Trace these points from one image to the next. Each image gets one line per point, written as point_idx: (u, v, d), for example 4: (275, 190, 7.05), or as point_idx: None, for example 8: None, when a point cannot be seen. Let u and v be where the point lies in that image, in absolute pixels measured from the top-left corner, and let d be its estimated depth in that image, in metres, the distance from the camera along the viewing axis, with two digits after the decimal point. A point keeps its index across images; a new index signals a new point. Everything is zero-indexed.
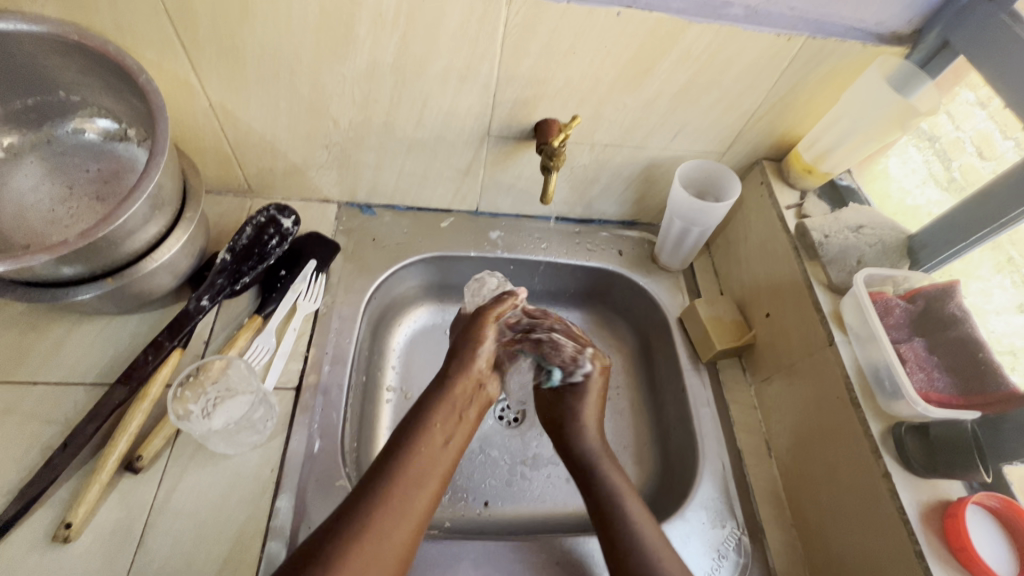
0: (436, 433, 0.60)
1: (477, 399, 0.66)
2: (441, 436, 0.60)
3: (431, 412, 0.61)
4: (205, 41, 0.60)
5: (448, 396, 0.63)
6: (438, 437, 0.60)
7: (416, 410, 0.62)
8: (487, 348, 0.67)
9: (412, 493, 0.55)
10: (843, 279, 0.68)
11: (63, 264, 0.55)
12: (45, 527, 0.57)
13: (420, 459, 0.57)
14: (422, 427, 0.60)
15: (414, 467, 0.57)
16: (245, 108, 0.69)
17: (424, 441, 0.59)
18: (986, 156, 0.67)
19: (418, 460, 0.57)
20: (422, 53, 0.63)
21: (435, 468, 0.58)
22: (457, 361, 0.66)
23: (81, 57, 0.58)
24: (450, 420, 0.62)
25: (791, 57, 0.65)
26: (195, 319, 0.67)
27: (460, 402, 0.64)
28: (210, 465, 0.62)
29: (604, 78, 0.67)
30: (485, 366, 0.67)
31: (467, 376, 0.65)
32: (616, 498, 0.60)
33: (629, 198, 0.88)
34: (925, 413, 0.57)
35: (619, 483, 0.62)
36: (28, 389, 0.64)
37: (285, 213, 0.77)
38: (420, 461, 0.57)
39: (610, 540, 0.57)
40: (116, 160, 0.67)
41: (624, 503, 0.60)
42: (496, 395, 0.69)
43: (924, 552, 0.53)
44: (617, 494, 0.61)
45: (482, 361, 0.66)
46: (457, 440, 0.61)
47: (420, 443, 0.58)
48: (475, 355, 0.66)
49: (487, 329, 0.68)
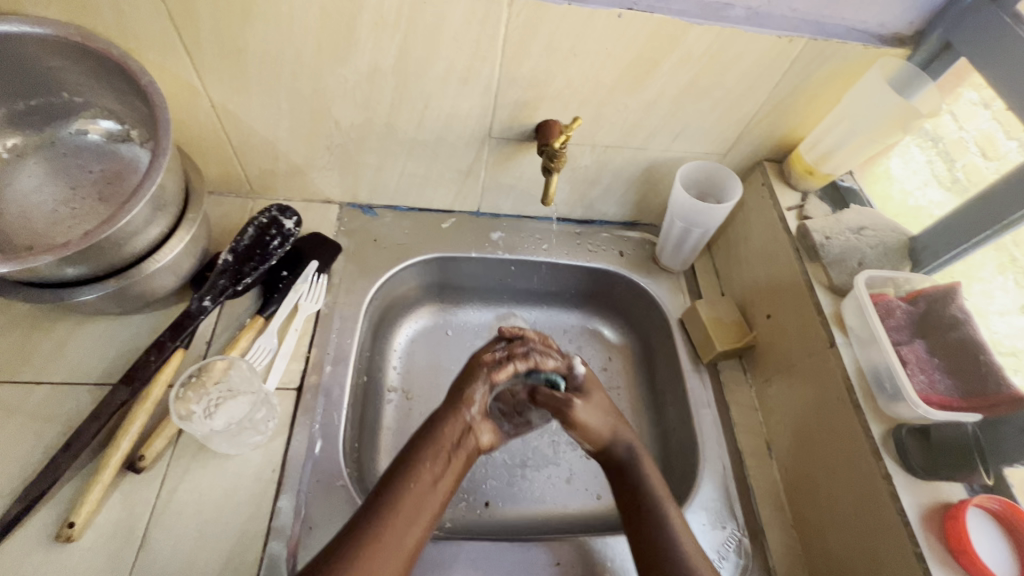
0: (429, 472, 0.57)
1: (465, 445, 0.61)
2: (433, 472, 0.57)
3: (420, 450, 0.58)
4: (207, 43, 0.61)
5: (435, 436, 0.59)
6: (424, 478, 0.56)
7: (404, 452, 0.59)
8: (479, 393, 0.63)
9: (405, 526, 0.53)
10: (844, 281, 0.68)
11: (66, 265, 0.56)
12: (49, 527, 0.57)
13: (405, 500, 0.54)
14: (413, 465, 0.57)
15: (405, 503, 0.54)
16: (246, 110, 0.69)
17: (415, 479, 0.56)
18: (989, 157, 0.67)
19: (412, 496, 0.55)
20: (424, 55, 0.63)
21: (427, 504, 0.55)
22: (448, 403, 0.63)
23: (84, 59, 0.59)
24: (442, 456, 0.58)
25: (792, 59, 0.65)
26: (196, 319, 0.68)
27: (448, 445, 0.59)
28: (212, 465, 0.63)
29: (605, 80, 0.67)
30: (478, 412, 0.63)
31: (455, 418, 0.61)
32: (654, 500, 0.60)
33: (630, 199, 0.88)
34: (926, 415, 0.57)
35: (658, 485, 0.62)
36: (31, 389, 0.64)
37: (287, 214, 0.77)
38: (407, 504, 0.54)
39: (643, 542, 0.58)
40: (119, 161, 0.67)
41: (660, 504, 0.60)
42: (489, 443, 0.63)
43: (925, 554, 0.53)
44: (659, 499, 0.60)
45: (473, 406, 0.62)
46: (450, 476, 0.58)
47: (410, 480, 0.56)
48: (467, 399, 0.63)
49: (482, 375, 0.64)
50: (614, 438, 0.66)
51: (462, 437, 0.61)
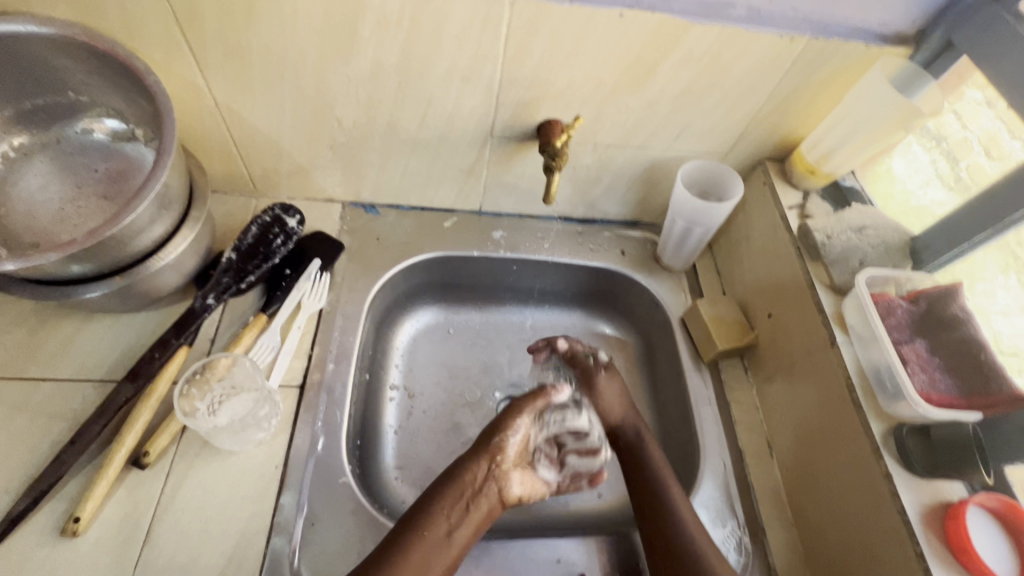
0: (449, 513, 0.59)
1: (488, 493, 0.61)
2: (455, 515, 0.59)
3: (440, 492, 0.60)
4: (212, 42, 0.61)
5: (457, 480, 0.61)
6: (444, 522, 0.58)
7: (427, 494, 0.61)
8: (515, 437, 0.65)
9: (422, 560, 0.55)
10: (846, 280, 0.68)
11: (72, 262, 0.56)
12: (55, 521, 0.57)
13: (421, 544, 0.56)
14: (431, 505, 0.59)
15: (422, 540, 0.56)
16: (250, 109, 0.70)
17: (434, 522, 0.58)
18: (994, 156, 0.67)
19: (430, 538, 0.57)
20: (426, 55, 0.63)
21: (445, 547, 0.57)
22: (477, 447, 0.64)
23: (90, 59, 0.59)
24: (463, 498, 0.60)
25: (794, 58, 0.65)
26: (201, 316, 0.69)
27: (470, 491, 0.61)
28: (215, 462, 0.63)
29: (607, 79, 0.67)
30: (509, 459, 0.64)
31: (479, 463, 0.63)
32: (663, 492, 0.63)
33: (631, 198, 0.88)
34: (926, 414, 0.57)
35: (666, 476, 0.65)
36: (37, 385, 0.65)
37: (290, 212, 0.78)
38: (426, 548, 0.56)
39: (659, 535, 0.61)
40: (124, 160, 0.68)
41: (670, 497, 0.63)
42: (518, 494, 0.64)
43: (925, 553, 0.53)
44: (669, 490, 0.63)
45: (506, 452, 0.64)
46: (473, 521, 0.59)
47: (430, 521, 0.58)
48: (502, 444, 0.64)
49: (522, 415, 0.66)
50: (626, 418, 0.71)
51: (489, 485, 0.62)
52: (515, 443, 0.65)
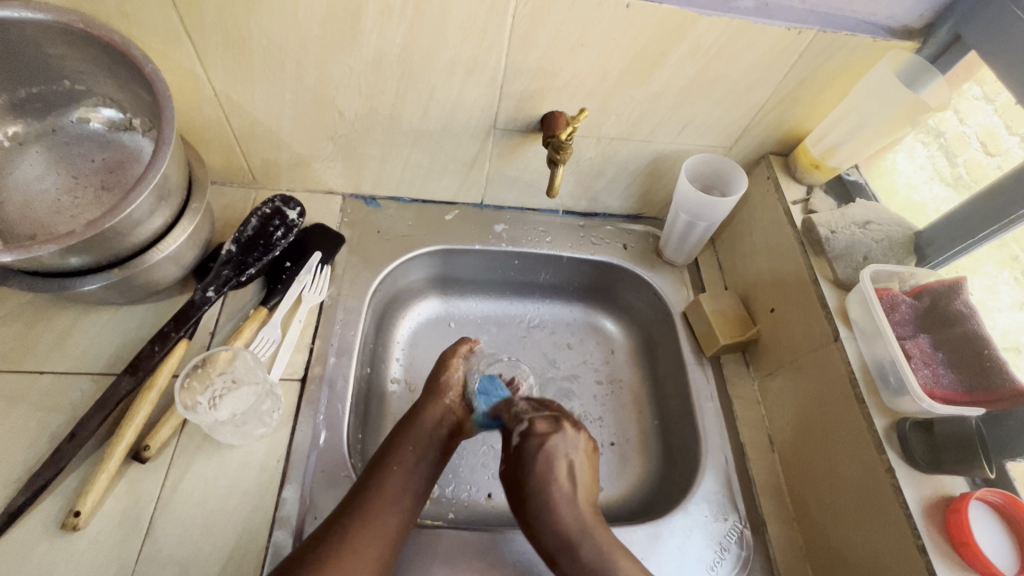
0: (405, 456, 0.64)
1: (449, 425, 0.69)
2: (411, 458, 0.64)
3: (402, 440, 0.65)
4: (211, 30, 0.60)
5: (417, 420, 0.68)
6: (410, 462, 0.64)
7: (392, 437, 0.67)
8: (454, 377, 0.72)
9: (384, 511, 0.59)
10: (849, 275, 0.68)
11: (70, 254, 0.55)
12: (55, 514, 0.57)
13: (387, 491, 0.60)
14: (396, 451, 0.64)
15: (385, 490, 0.60)
16: (250, 99, 0.68)
17: (403, 448, 0.65)
18: (992, 151, 0.68)
19: (401, 465, 0.63)
20: (429, 45, 0.63)
21: (404, 501, 0.61)
22: (428, 392, 0.71)
23: (83, 45, 0.58)
24: (423, 443, 0.66)
25: (800, 51, 0.65)
26: (201, 309, 0.68)
27: (431, 427, 0.67)
28: (217, 456, 0.63)
29: (612, 70, 0.66)
30: (454, 393, 0.71)
31: (436, 404, 0.69)
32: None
33: (634, 192, 0.87)
34: (930, 409, 0.57)
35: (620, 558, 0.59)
36: (35, 377, 0.64)
37: (290, 204, 0.77)
38: (397, 475, 0.62)
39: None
40: (121, 150, 0.67)
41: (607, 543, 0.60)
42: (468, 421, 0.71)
43: (926, 547, 0.54)
44: (584, 546, 0.60)
45: (450, 390, 0.71)
46: (430, 463, 0.66)
47: (390, 466, 0.63)
48: (443, 387, 0.71)
49: (453, 363, 0.73)
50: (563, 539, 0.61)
51: (442, 423, 0.68)
52: (454, 381, 0.72)
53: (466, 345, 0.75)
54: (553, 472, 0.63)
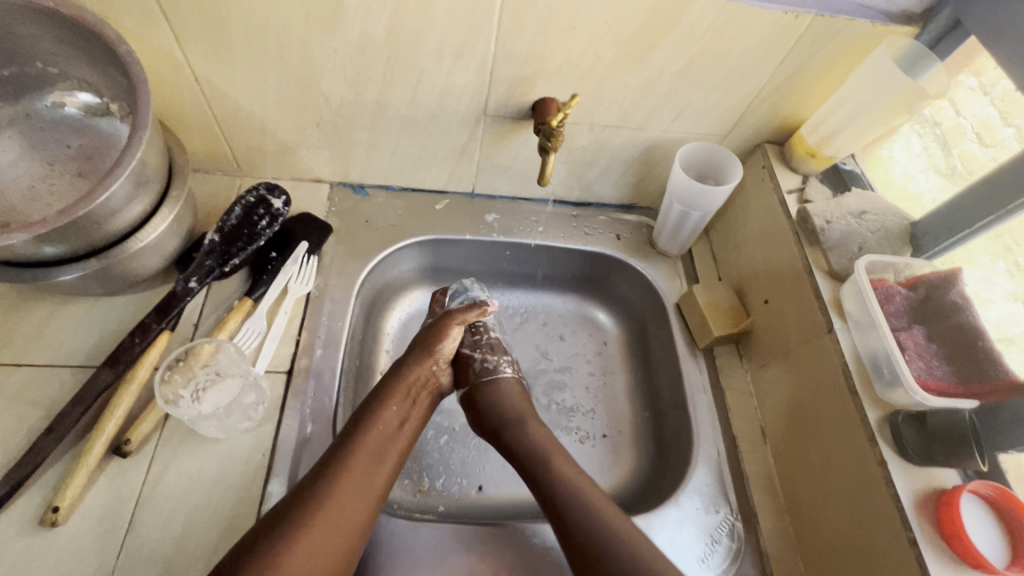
0: (389, 417, 0.63)
1: (429, 389, 0.69)
2: (395, 417, 0.64)
3: (386, 398, 0.65)
4: (189, 11, 0.58)
5: (404, 378, 0.67)
6: (391, 420, 0.63)
7: (373, 396, 0.66)
8: (449, 344, 0.71)
9: (362, 469, 0.58)
10: (844, 266, 0.67)
11: (44, 243, 0.53)
12: (33, 511, 0.56)
13: (366, 445, 0.60)
14: (378, 407, 0.64)
15: (365, 444, 0.60)
16: (232, 83, 0.66)
17: (386, 407, 0.64)
18: (987, 143, 0.66)
19: (382, 423, 0.62)
20: (416, 27, 0.61)
21: (384, 461, 0.60)
22: (419, 352, 0.70)
23: (54, 25, 0.55)
24: (407, 404, 0.66)
25: (798, 36, 0.63)
26: (182, 301, 0.66)
27: (415, 387, 0.68)
28: (200, 450, 0.61)
29: (604, 55, 0.65)
30: (442, 360, 0.71)
31: (425, 364, 0.70)
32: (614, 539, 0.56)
33: (627, 181, 0.86)
34: (923, 401, 0.56)
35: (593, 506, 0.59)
36: (12, 370, 0.62)
37: (275, 193, 0.75)
38: (379, 431, 0.62)
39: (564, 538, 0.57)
40: (99, 137, 0.65)
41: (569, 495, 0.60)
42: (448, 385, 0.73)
43: (917, 539, 0.53)
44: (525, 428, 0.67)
45: (441, 355, 0.71)
46: (412, 423, 0.65)
47: (372, 425, 0.62)
48: (436, 349, 0.70)
49: (454, 325, 0.72)
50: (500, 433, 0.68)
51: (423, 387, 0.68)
52: (449, 345, 0.71)
53: (477, 311, 0.71)
54: (502, 389, 0.71)
